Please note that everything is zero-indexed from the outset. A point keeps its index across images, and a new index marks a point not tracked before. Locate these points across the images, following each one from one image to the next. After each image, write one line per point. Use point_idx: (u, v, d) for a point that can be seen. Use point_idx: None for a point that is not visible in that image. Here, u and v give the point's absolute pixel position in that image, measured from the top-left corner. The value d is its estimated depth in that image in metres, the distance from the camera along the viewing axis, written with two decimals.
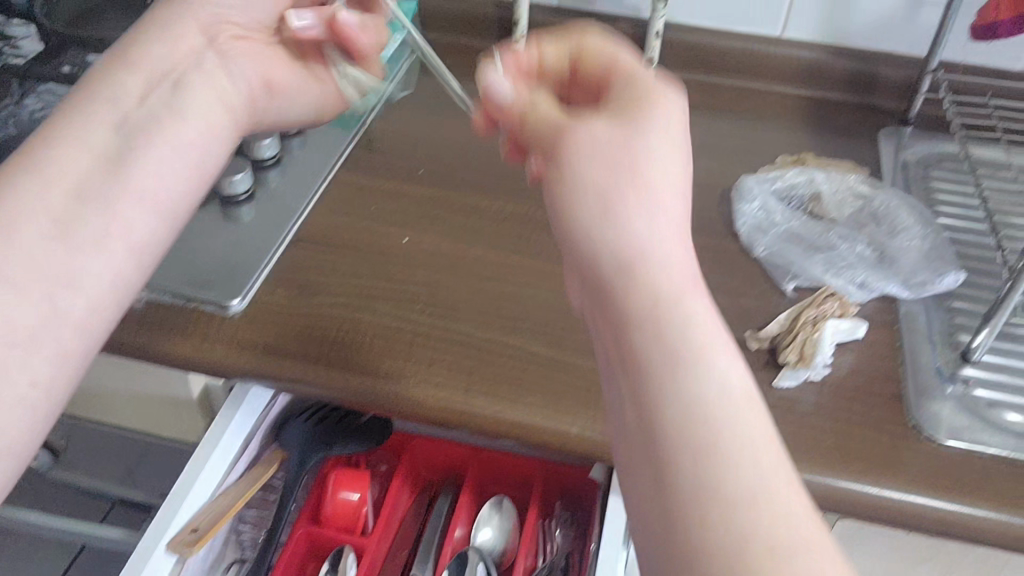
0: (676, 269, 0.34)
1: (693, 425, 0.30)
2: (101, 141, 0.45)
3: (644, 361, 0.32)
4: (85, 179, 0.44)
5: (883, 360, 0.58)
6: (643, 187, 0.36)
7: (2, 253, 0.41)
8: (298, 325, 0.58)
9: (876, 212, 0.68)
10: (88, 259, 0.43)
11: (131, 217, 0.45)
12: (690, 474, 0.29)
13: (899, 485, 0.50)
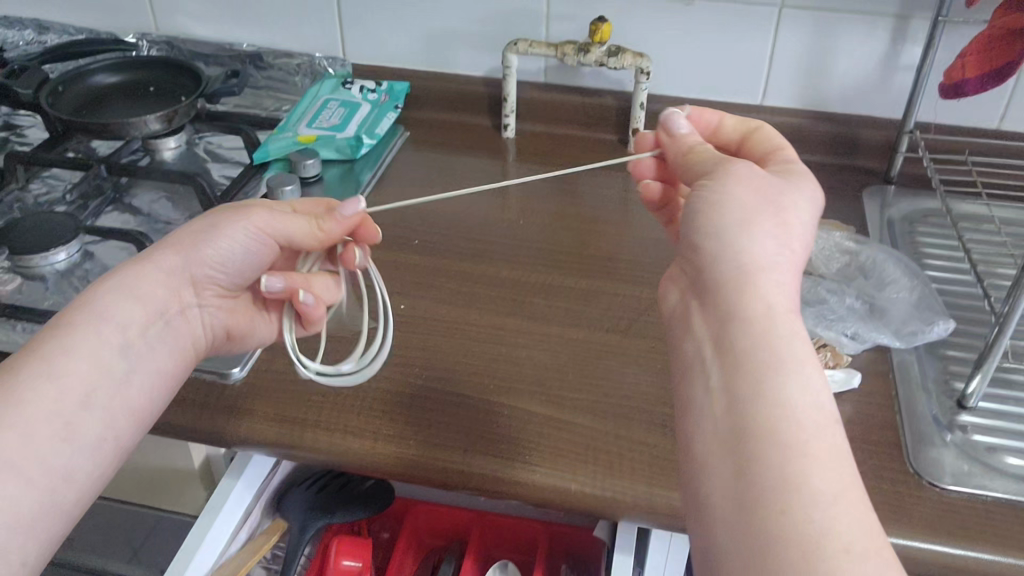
0: (782, 289, 0.38)
1: (767, 433, 0.34)
2: (131, 330, 0.48)
3: (752, 381, 0.35)
4: (108, 361, 0.47)
5: (880, 408, 0.58)
6: (780, 223, 0.40)
7: (31, 418, 0.43)
8: (301, 393, 0.59)
9: (864, 267, 0.70)
10: (96, 436, 0.46)
11: (133, 400, 0.48)
12: (767, 478, 0.33)
13: (905, 531, 0.50)
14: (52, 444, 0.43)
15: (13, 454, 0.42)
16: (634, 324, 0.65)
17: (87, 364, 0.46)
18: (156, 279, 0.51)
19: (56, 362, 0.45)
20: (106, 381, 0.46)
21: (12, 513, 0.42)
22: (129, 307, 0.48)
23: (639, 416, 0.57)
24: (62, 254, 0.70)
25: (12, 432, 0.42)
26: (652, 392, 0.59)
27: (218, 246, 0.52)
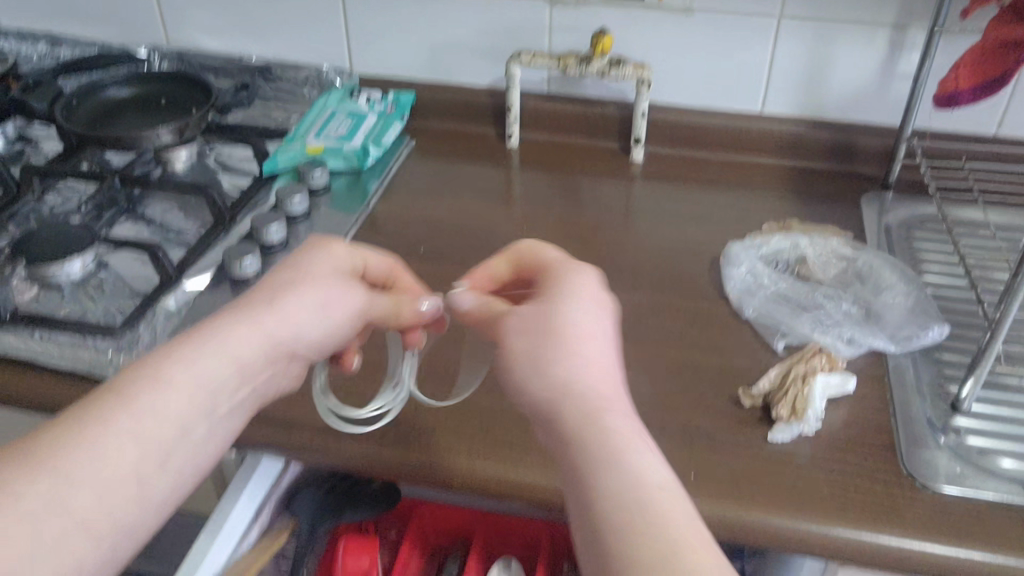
0: (581, 395, 0.40)
1: (621, 518, 0.35)
2: (225, 390, 0.44)
3: (594, 477, 0.37)
4: (187, 422, 0.42)
5: (875, 412, 0.59)
6: (563, 351, 0.42)
7: (117, 472, 0.38)
8: (310, 397, 0.61)
9: (861, 272, 0.71)
10: (160, 502, 0.41)
11: (196, 464, 0.43)
12: (626, 564, 0.33)
13: (899, 531, 0.51)
14: (119, 508, 0.39)
15: (86, 515, 0.37)
16: (634, 329, 0.67)
17: (164, 423, 0.40)
18: (264, 336, 0.47)
19: (149, 411, 0.40)
20: (183, 442, 0.42)
21: (78, 569, 0.37)
22: (235, 358, 0.45)
23: (638, 420, 0.59)
24: (77, 263, 0.71)
25: (83, 488, 0.37)
26: (652, 396, 0.61)
27: (319, 311, 0.50)
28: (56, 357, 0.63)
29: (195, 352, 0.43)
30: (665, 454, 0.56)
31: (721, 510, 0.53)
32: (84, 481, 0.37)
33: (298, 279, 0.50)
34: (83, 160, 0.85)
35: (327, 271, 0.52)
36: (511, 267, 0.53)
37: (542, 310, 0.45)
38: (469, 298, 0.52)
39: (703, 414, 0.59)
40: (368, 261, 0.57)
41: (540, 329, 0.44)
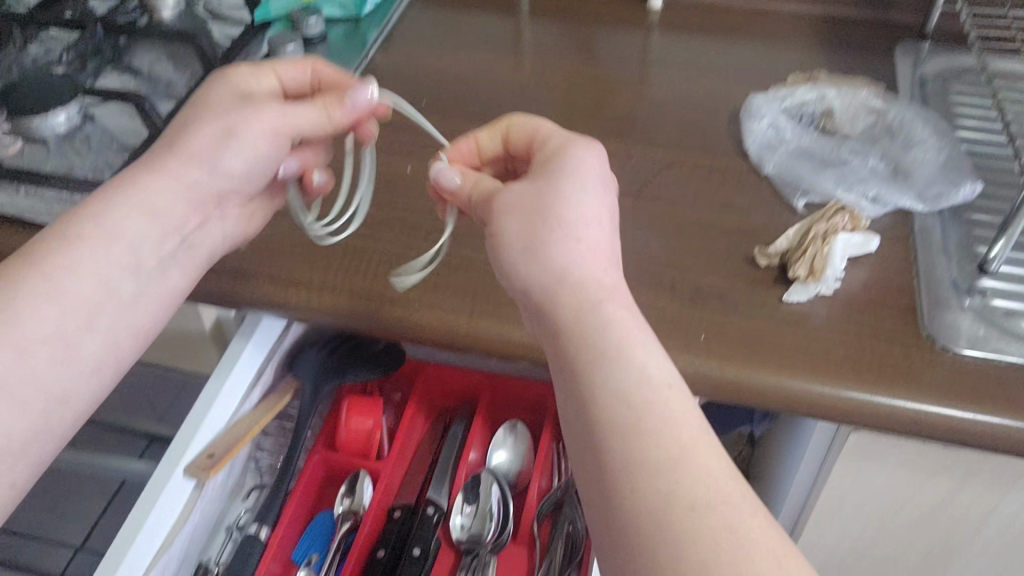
0: (585, 282, 0.41)
1: (623, 410, 0.37)
2: (143, 252, 0.49)
3: (597, 371, 0.38)
4: (117, 282, 0.48)
5: (897, 272, 0.57)
6: (564, 229, 0.43)
7: (45, 317, 0.45)
8: (306, 254, 0.59)
9: (890, 126, 0.67)
10: (94, 357, 0.47)
11: (137, 321, 0.50)
12: (631, 458, 0.36)
13: (914, 394, 0.49)
14: (50, 363, 0.45)
15: (2, 374, 0.43)
16: (646, 186, 0.63)
17: (95, 283, 0.47)
18: (178, 184, 0.51)
19: (81, 260, 0.47)
20: (117, 292, 0.48)
21: (44, 395, 0.45)
22: (143, 223, 0.49)
23: (646, 280, 0.56)
24: (62, 116, 0.68)
25: (3, 351, 0.44)
26: (663, 256, 0.58)
27: (234, 153, 0.52)
28: (44, 213, 0.60)
29: (93, 218, 0.48)
30: (673, 314, 0.54)
31: (730, 371, 0.51)
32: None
33: (202, 111, 0.52)
34: (65, 8, 0.80)
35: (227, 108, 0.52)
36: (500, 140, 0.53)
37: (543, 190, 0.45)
38: (455, 175, 0.50)
39: (715, 274, 0.57)
40: (279, 73, 0.56)
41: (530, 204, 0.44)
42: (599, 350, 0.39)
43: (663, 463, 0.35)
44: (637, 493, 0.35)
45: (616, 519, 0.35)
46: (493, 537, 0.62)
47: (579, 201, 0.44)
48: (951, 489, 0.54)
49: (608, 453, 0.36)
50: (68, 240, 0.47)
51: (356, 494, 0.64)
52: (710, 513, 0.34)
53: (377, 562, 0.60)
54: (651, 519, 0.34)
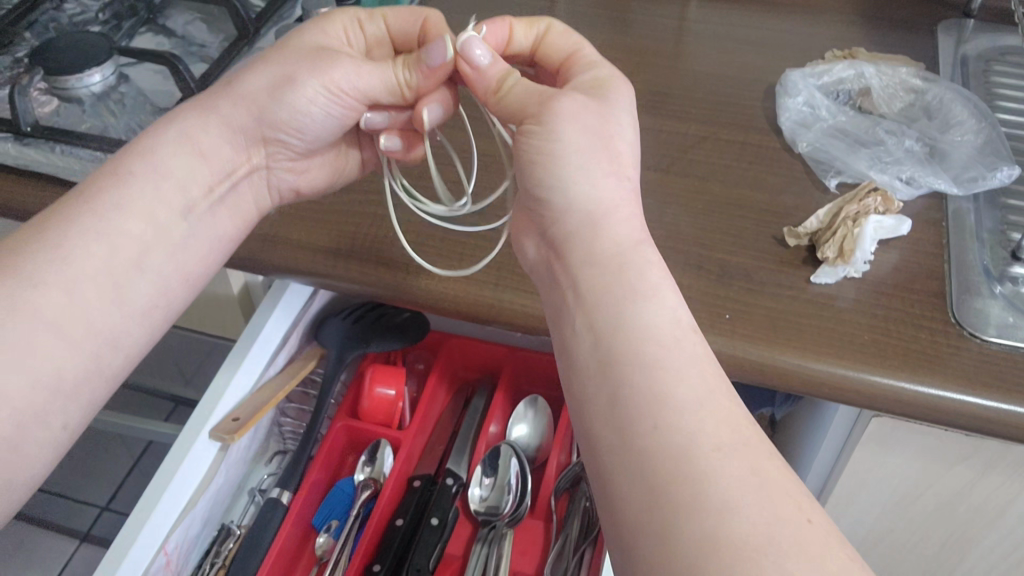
0: (620, 222, 0.42)
1: (640, 348, 0.37)
2: (189, 191, 0.50)
3: (618, 306, 0.38)
4: (165, 221, 0.48)
5: (928, 256, 0.56)
6: (608, 161, 0.44)
7: (83, 259, 0.45)
8: (334, 223, 0.59)
9: (929, 107, 0.66)
10: (148, 301, 0.47)
11: (185, 266, 0.50)
12: (645, 395, 0.35)
13: (938, 380, 0.49)
14: (100, 301, 0.45)
15: (56, 308, 0.43)
16: (676, 162, 0.63)
17: (143, 221, 0.47)
18: (221, 131, 0.52)
19: (115, 202, 0.47)
20: (158, 238, 0.48)
21: (91, 333, 0.44)
22: (187, 165, 0.50)
23: (673, 256, 0.56)
24: (96, 75, 0.69)
25: (56, 285, 0.43)
26: (691, 233, 0.58)
27: (296, 99, 0.51)
28: (77, 172, 0.61)
29: (139, 162, 0.48)
30: (699, 292, 0.54)
31: (754, 351, 0.51)
32: (50, 279, 0.43)
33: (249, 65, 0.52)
34: None
35: (297, 58, 0.51)
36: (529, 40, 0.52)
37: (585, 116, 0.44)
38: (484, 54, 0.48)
39: (743, 252, 0.56)
40: (388, 23, 0.54)
41: (571, 117, 0.44)
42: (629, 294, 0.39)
43: (689, 404, 0.35)
44: (664, 426, 0.34)
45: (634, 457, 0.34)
46: (510, 509, 0.62)
47: (616, 144, 0.45)
48: (972, 478, 0.54)
49: (629, 386, 0.36)
50: (116, 180, 0.47)
51: (377, 462, 0.66)
52: (737, 459, 0.33)
53: (396, 529, 0.61)
54: (670, 460, 0.33)
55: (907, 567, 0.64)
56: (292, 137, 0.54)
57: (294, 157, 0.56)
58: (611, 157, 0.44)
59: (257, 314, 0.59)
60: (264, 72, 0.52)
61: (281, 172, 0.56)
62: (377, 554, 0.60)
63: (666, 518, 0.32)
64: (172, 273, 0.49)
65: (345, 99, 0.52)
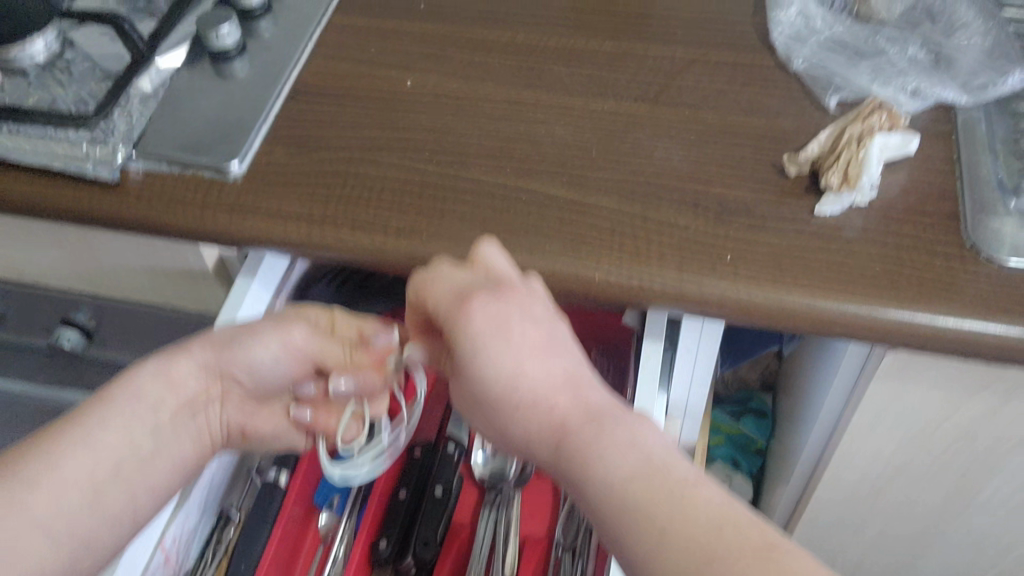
0: (528, 360, 0.44)
1: (599, 489, 0.41)
2: (163, 415, 0.48)
3: (580, 471, 0.42)
4: (141, 443, 0.47)
5: (938, 175, 0.52)
6: (491, 289, 0.46)
7: (63, 477, 0.43)
8: (304, 188, 0.55)
9: (931, 9, 0.62)
10: (117, 526, 0.46)
11: (155, 484, 0.48)
12: (622, 529, 0.39)
13: (955, 311, 0.46)
14: (80, 507, 0.44)
15: (42, 516, 0.42)
16: (664, 91, 0.59)
17: (123, 441, 0.46)
18: (191, 372, 0.49)
19: (98, 424, 0.46)
20: (133, 462, 0.46)
21: (59, 544, 0.42)
22: (159, 395, 0.48)
23: (667, 197, 0.53)
24: (40, 43, 0.64)
25: (46, 491, 0.43)
26: (685, 169, 0.54)
27: (254, 352, 0.50)
28: (27, 154, 0.57)
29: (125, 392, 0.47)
30: (697, 234, 0.51)
31: (758, 295, 0.48)
32: (40, 491, 0.42)
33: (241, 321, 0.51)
34: None
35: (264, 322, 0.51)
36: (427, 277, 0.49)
37: (478, 344, 0.44)
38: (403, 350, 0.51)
39: (742, 186, 0.53)
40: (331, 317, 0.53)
41: (481, 349, 0.44)
42: (584, 417, 0.43)
43: (649, 511, 0.39)
44: (645, 542, 0.38)
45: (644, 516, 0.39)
46: (516, 473, 0.61)
47: (507, 316, 0.45)
48: (993, 405, 0.51)
49: (613, 524, 0.40)
50: (102, 406, 0.46)
51: (375, 434, 0.63)
52: (706, 535, 0.37)
53: (400, 504, 0.59)
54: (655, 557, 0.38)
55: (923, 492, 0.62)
56: (249, 385, 0.52)
57: (245, 399, 0.53)
58: (521, 348, 0.44)
59: (233, 291, 0.56)
60: (242, 332, 0.50)
61: (237, 409, 0.53)
62: (383, 529, 0.58)
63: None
64: (146, 492, 0.47)
65: (296, 354, 0.52)
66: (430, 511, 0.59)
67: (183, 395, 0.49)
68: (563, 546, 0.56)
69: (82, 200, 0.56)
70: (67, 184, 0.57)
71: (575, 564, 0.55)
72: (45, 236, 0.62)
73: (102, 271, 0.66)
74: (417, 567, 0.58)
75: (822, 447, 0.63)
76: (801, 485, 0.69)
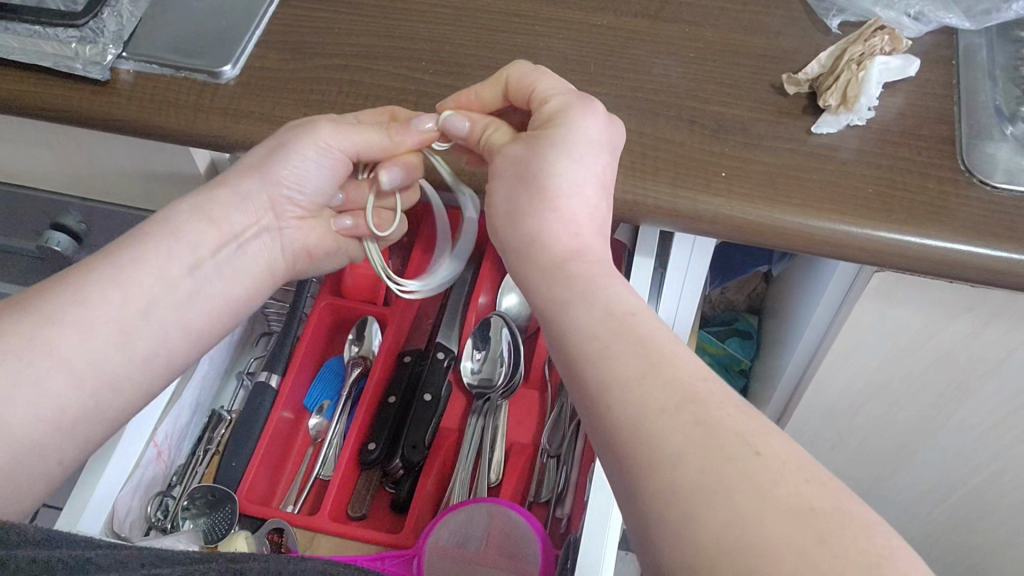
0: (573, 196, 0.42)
1: (645, 457, 0.31)
2: (201, 250, 0.47)
3: (631, 402, 0.32)
4: (177, 278, 0.45)
5: (936, 100, 0.52)
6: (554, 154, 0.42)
7: (95, 312, 0.42)
8: (300, 94, 0.55)
9: None
10: (152, 351, 0.44)
11: (193, 322, 0.46)
12: (652, 491, 0.30)
13: (946, 234, 0.46)
14: (106, 345, 0.42)
15: (64, 354, 0.40)
16: (666, 7, 0.58)
17: (156, 278, 0.44)
18: (236, 204, 0.49)
19: (153, 255, 0.45)
20: (169, 298, 0.45)
21: (78, 376, 0.41)
22: (202, 229, 0.47)
23: (666, 112, 0.52)
24: None
25: (74, 328, 0.41)
26: (683, 86, 0.53)
27: (292, 166, 0.49)
28: (16, 51, 0.56)
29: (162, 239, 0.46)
30: (693, 150, 0.50)
31: (752, 212, 0.48)
32: (65, 320, 0.41)
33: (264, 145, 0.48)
34: None
35: (284, 132, 0.48)
36: (503, 90, 0.48)
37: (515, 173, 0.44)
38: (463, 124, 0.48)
39: (740, 104, 0.52)
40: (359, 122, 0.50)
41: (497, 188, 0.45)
42: (578, 299, 0.37)
43: (671, 457, 0.30)
44: (668, 498, 0.29)
45: (645, 507, 0.30)
46: (504, 381, 0.62)
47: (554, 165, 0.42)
48: (975, 329, 0.52)
49: (648, 492, 0.30)
50: (135, 241, 0.45)
51: (364, 340, 0.64)
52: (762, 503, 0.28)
53: (389, 407, 0.60)
54: (662, 502, 0.29)
55: (901, 417, 0.64)
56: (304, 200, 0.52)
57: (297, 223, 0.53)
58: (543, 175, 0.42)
59: None
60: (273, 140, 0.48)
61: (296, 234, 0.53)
62: (372, 433, 0.59)
63: (677, 536, 0.28)
64: (184, 332, 0.46)
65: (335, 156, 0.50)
66: (418, 416, 0.60)
67: (235, 228, 0.48)
68: (548, 452, 0.58)
69: (74, 102, 0.55)
70: (56, 84, 0.56)
71: (560, 470, 0.57)
72: (31, 136, 0.61)
73: (90, 174, 0.66)
74: (404, 469, 0.59)
75: (807, 367, 0.64)
76: (784, 400, 0.71)
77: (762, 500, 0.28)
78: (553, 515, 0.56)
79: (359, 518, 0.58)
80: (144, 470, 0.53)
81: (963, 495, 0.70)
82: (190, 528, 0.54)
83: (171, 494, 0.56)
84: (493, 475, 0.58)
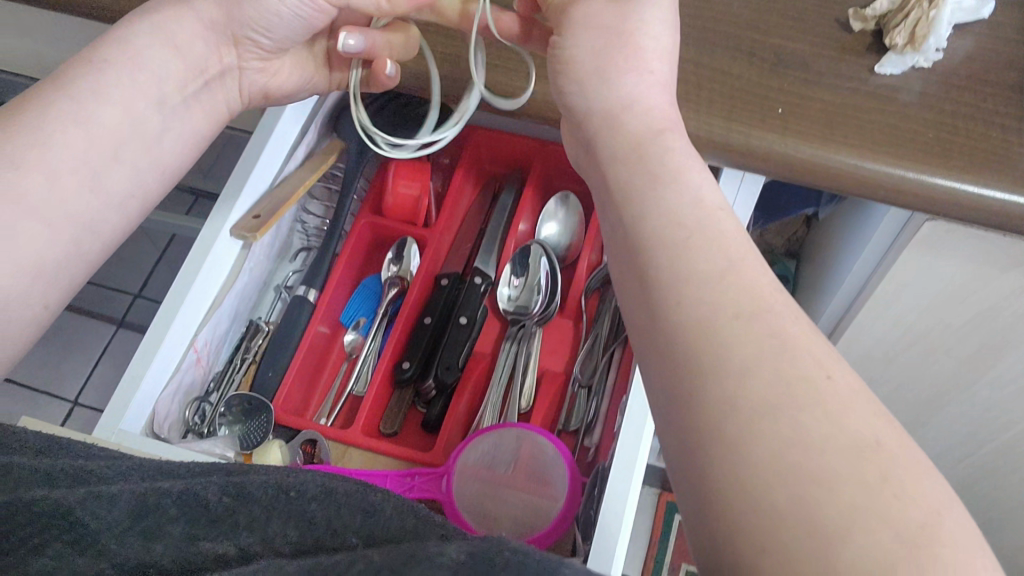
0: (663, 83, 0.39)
1: (705, 386, 0.27)
2: (164, 85, 0.45)
3: (713, 305, 0.29)
4: (142, 112, 0.44)
5: (1008, 44, 0.50)
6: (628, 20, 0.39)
7: (63, 151, 0.40)
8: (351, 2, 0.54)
9: None
10: (126, 190, 0.44)
11: (163, 161, 0.46)
12: (714, 431, 0.26)
13: (1005, 185, 0.45)
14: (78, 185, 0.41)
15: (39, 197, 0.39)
16: None
17: (122, 115, 0.43)
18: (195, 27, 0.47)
19: (114, 88, 0.43)
20: (133, 136, 0.44)
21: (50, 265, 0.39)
22: (162, 57, 0.45)
23: (725, 42, 0.51)
24: None
25: (40, 170, 0.39)
26: (744, 16, 0.52)
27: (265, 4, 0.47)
28: None
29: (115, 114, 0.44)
30: (750, 82, 0.49)
31: (806, 150, 0.47)
32: (36, 162, 0.39)
33: None
34: None
35: None
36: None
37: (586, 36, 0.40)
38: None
39: (802, 38, 0.51)
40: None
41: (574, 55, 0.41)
42: (656, 181, 0.34)
43: (736, 399, 0.27)
44: (731, 444, 0.26)
45: (689, 399, 0.28)
46: (540, 309, 0.61)
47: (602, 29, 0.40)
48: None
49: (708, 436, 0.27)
50: (95, 69, 0.43)
51: (404, 261, 0.65)
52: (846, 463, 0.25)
53: (424, 328, 0.61)
54: (725, 444, 0.26)
55: (937, 368, 0.63)
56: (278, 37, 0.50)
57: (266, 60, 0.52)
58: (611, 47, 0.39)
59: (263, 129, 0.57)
60: None
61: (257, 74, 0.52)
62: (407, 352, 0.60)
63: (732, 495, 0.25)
64: (154, 178, 0.46)
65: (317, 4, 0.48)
66: (452, 339, 0.60)
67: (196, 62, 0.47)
68: (579, 382, 0.59)
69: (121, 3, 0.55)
70: None
71: (590, 400, 0.58)
72: None
73: None
74: (437, 389, 0.59)
75: (847, 311, 0.63)
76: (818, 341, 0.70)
77: (812, 399, 0.26)
78: (581, 443, 0.57)
79: (391, 434, 0.59)
80: (184, 374, 0.54)
81: (992, 450, 0.70)
82: (226, 433, 0.56)
83: (208, 400, 0.57)
84: (523, 401, 0.59)
